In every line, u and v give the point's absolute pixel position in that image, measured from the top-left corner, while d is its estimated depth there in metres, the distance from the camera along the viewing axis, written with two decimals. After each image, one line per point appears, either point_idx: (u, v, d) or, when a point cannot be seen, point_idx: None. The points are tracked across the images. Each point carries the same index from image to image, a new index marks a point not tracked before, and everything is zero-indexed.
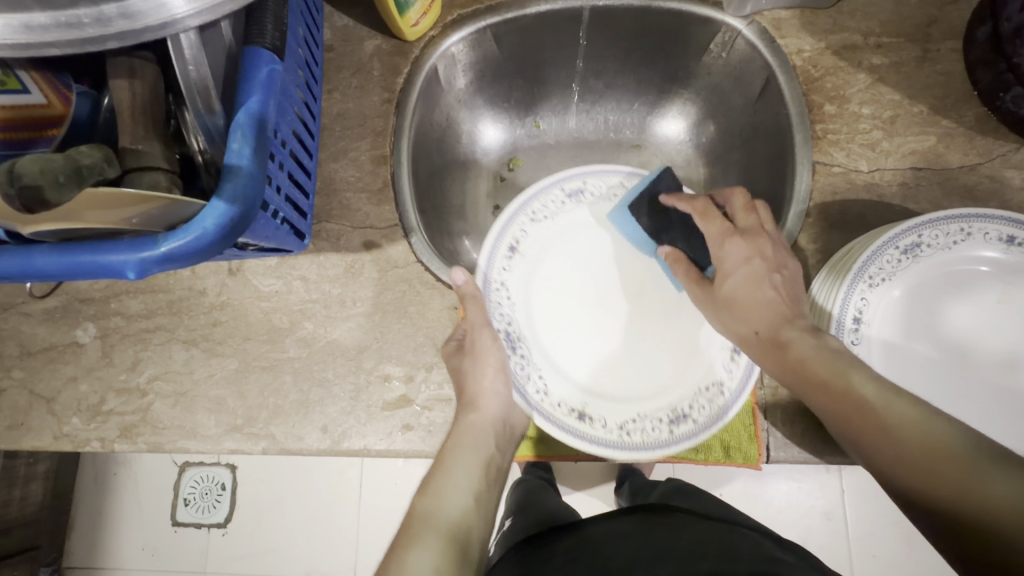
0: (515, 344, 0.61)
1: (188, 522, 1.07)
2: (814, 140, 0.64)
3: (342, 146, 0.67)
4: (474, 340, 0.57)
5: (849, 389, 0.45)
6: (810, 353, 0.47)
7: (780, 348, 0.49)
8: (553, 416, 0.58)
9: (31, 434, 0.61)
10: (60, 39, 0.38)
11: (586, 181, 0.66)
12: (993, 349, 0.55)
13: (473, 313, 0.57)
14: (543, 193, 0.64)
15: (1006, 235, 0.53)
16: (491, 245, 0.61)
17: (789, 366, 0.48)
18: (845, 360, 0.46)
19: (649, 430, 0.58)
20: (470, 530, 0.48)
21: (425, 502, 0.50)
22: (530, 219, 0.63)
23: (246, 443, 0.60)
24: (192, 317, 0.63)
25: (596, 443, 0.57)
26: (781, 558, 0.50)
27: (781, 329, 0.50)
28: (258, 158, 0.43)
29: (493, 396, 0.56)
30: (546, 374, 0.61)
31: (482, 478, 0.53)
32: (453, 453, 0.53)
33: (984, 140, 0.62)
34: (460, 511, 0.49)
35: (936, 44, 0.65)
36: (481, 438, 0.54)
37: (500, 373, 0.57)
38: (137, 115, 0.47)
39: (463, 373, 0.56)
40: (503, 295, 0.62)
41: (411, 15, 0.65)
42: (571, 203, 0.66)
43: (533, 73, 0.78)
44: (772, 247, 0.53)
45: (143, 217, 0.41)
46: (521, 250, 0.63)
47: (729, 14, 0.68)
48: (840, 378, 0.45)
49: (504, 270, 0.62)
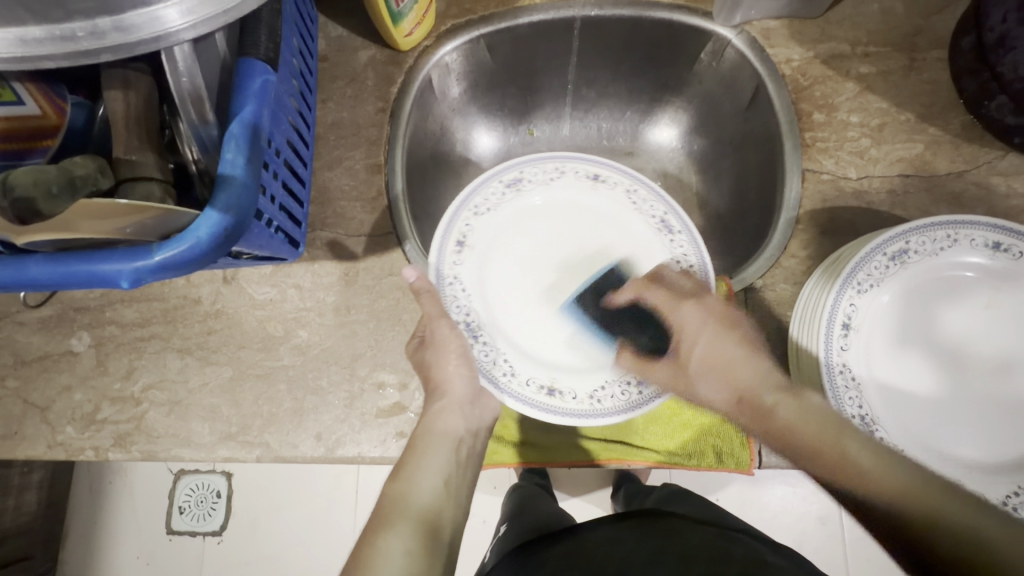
0: (475, 333, 0.61)
1: (183, 530, 1.06)
2: (803, 147, 0.65)
3: (337, 154, 0.67)
4: (431, 332, 0.56)
5: (844, 458, 0.46)
6: (795, 416, 0.50)
7: (764, 415, 0.52)
8: (525, 395, 0.57)
9: (24, 443, 0.61)
10: (55, 52, 0.39)
11: (522, 171, 0.67)
12: (982, 354, 0.56)
13: (428, 307, 0.56)
14: (483, 186, 0.65)
15: (992, 241, 0.54)
16: (439, 242, 0.62)
17: (777, 430, 0.50)
18: (833, 427, 0.48)
19: (620, 394, 0.59)
20: (441, 514, 0.49)
21: (396, 488, 0.50)
22: (474, 213, 0.65)
23: (240, 451, 0.60)
24: (187, 325, 0.63)
25: (570, 415, 0.56)
26: (772, 563, 0.50)
27: (761, 397, 0.53)
28: (252, 168, 0.44)
29: (459, 379, 0.55)
30: (510, 357, 0.61)
31: (453, 463, 0.53)
32: (426, 439, 0.53)
33: (971, 147, 0.63)
34: (433, 496, 0.50)
35: (922, 53, 0.66)
36: (450, 423, 0.54)
37: (462, 358, 0.56)
38: (130, 126, 0.47)
39: (428, 364, 0.55)
40: (459, 288, 0.62)
41: (405, 25, 0.66)
42: (511, 192, 0.67)
43: (526, 82, 0.79)
44: (720, 305, 0.58)
45: (138, 226, 0.41)
46: (470, 243, 0.64)
47: (719, 24, 0.69)
48: (834, 447, 0.46)
49: (457, 264, 0.63)
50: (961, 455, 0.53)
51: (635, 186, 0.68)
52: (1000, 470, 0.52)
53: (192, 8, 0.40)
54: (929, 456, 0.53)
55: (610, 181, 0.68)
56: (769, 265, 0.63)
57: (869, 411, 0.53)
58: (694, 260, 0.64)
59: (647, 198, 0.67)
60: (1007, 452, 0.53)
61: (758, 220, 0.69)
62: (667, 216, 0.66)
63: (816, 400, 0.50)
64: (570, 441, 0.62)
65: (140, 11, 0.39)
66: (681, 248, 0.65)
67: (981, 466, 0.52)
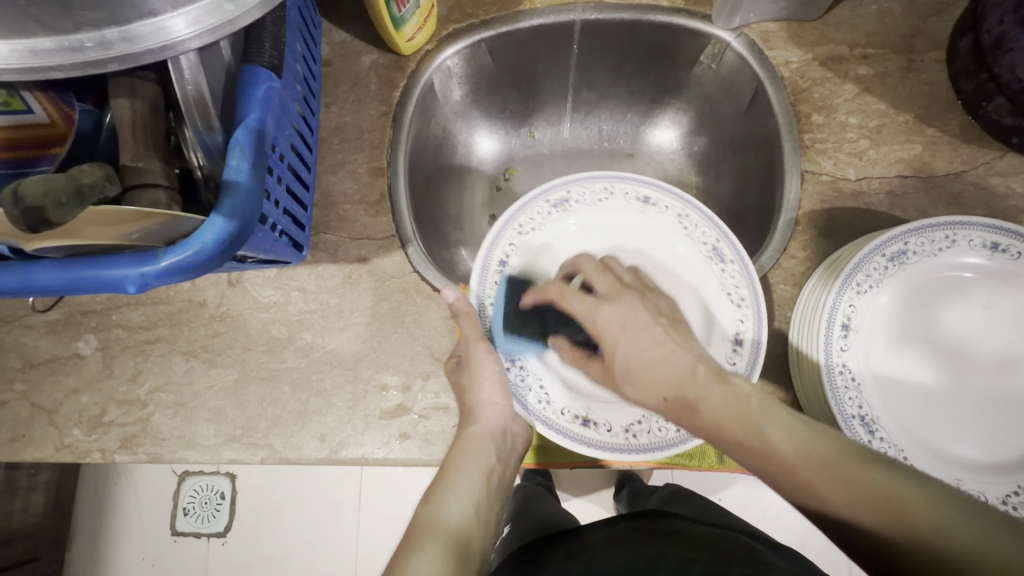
0: (514, 356, 0.62)
1: (187, 532, 1.07)
2: (802, 149, 0.65)
3: (340, 158, 0.68)
4: (469, 353, 0.58)
5: (767, 446, 0.45)
6: (723, 406, 0.49)
7: (691, 409, 0.51)
8: (558, 424, 0.58)
9: (32, 446, 0.62)
10: (63, 63, 0.39)
11: (569, 192, 0.67)
12: (979, 353, 0.57)
13: (466, 328, 0.58)
14: (528, 206, 0.66)
15: (990, 241, 0.55)
16: (478, 262, 0.63)
17: (701, 421, 0.50)
18: (753, 415, 0.48)
19: (657, 430, 0.58)
20: (470, 538, 0.48)
21: (426, 510, 0.50)
22: (517, 232, 0.65)
23: (245, 453, 0.61)
24: (192, 328, 0.64)
25: (600, 448, 0.56)
26: (774, 562, 0.51)
27: (684, 390, 0.52)
28: (256, 174, 0.44)
29: (492, 407, 0.57)
30: (547, 383, 0.61)
31: (483, 488, 0.53)
32: (456, 464, 0.54)
33: (969, 147, 0.63)
34: (461, 519, 0.49)
35: (920, 55, 0.67)
36: (482, 448, 0.55)
37: (498, 386, 0.58)
38: (137, 133, 0.48)
39: (463, 386, 0.57)
40: (500, 308, 0.63)
41: (407, 30, 0.66)
42: (557, 213, 0.67)
43: (527, 85, 0.80)
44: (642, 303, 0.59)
45: (143, 233, 0.42)
46: (511, 263, 0.65)
47: (718, 27, 0.69)
48: (756, 438, 0.46)
49: (497, 284, 0.63)
50: (960, 455, 0.53)
51: (687, 211, 0.66)
52: (999, 470, 0.52)
53: (197, 18, 0.41)
54: (929, 456, 0.53)
55: (661, 205, 0.67)
56: (770, 266, 0.63)
57: (869, 411, 0.54)
58: (745, 292, 0.60)
59: (699, 224, 0.65)
60: (1005, 452, 0.53)
61: (759, 221, 0.70)
62: (719, 244, 0.64)
63: (742, 387, 0.51)
64: None
65: (147, 22, 0.40)
66: (733, 278, 0.62)
67: (980, 466, 0.53)
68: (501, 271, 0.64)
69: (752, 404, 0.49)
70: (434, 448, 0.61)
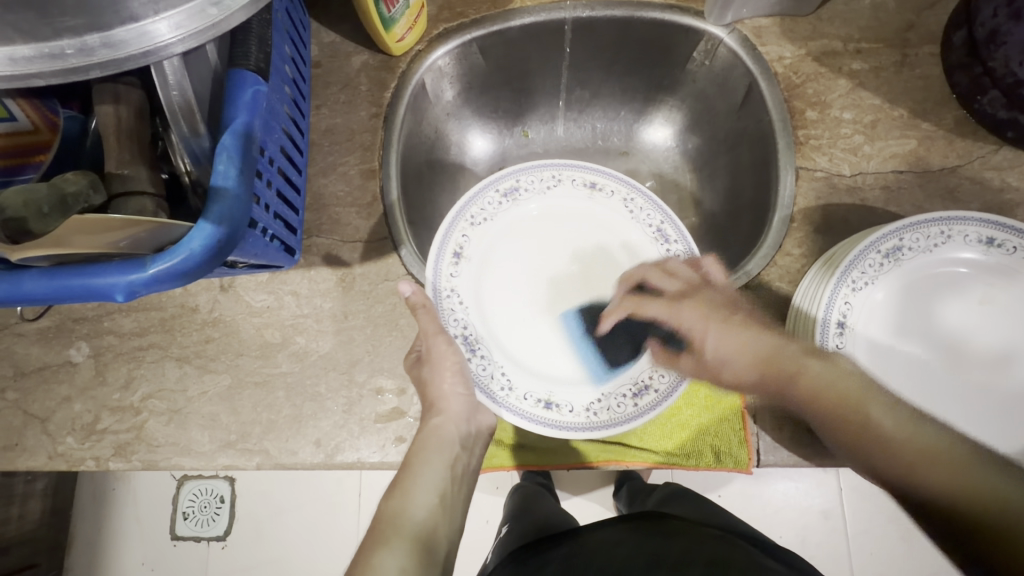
0: (473, 346, 0.61)
1: (187, 536, 1.07)
2: (796, 145, 0.65)
3: (331, 160, 0.67)
4: (429, 348, 0.56)
5: (863, 417, 0.48)
6: (826, 379, 0.50)
7: (792, 381, 0.51)
8: (523, 409, 0.58)
9: (25, 454, 0.61)
10: (44, 70, 0.39)
11: (519, 180, 0.68)
12: (976, 349, 0.56)
13: (424, 322, 0.56)
14: (478, 197, 0.66)
15: (985, 236, 0.54)
16: (436, 253, 0.62)
17: (806, 398, 0.50)
18: (858, 390, 0.49)
19: (616, 407, 0.59)
20: (434, 530, 0.49)
21: (391, 504, 0.50)
22: (470, 224, 0.65)
23: (241, 459, 0.61)
24: (185, 334, 0.63)
25: (569, 429, 0.58)
26: (769, 565, 0.50)
27: (785, 364, 0.52)
28: (244, 179, 0.44)
29: (455, 398, 0.55)
30: (508, 370, 0.61)
31: (448, 478, 0.53)
32: (420, 456, 0.53)
33: (964, 142, 0.63)
34: (426, 511, 0.50)
35: (914, 49, 0.66)
36: (446, 440, 0.54)
37: (459, 376, 0.56)
38: (121, 140, 0.48)
39: (425, 380, 0.55)
40: (456, 301, 0.62)
41: (397, 30, 0.66)
42: (507, 202, 0.67)
43: (519, 84, 0.79)
44: (717, 293, 0.58)
45: (131, 240, 0.42)
46: (466, 254, 0.64)
47: (711, 23, 0.69)
48: (858, 411, 0.48)
49: (453, 276, 0.63)
50: None
51: (632, 195, 0.68)
52: None
53: (180, 22, 0.41)
54: None
55: (607, 189, 0.69)
56: (765, 263, 0.62)
57: None
58: None
59: (643, 207, 0.67)
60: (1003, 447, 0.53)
61: (753, 219, 0.69)
62: (663, 225, 0.66)
63: (847, 363, 0.50)
64: (569, 443, 0.62)
65: (129, 27, 0.39)
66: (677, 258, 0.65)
67: None
68: (458, 261, 0.64)
69: (856, 378, 0.49)
70: None
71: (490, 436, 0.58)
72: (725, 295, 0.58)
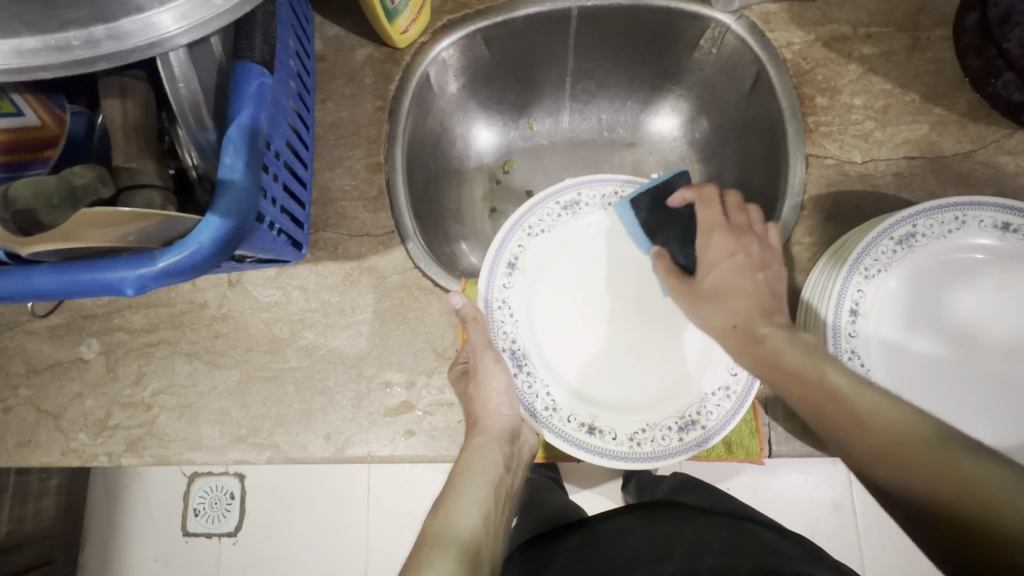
0: (520, 362, 0.61)
1: (199, 532, 1.07)
2: (806, 132, 0.64)
3: (337, 155, 0.67)
4: (476, 363, 0.58)
5: (823, 380, 0.47)
6: (787, 347, 0.50)
7: (755, 343, 0.51)
8: (564, 432, 0.58)
9: (39, 450, 0.62)
10: (50, 63, 0.39)
11: (580, 193, 0.65)
12: (989, 336, 0.56)
13: (474, 335, 0.57)
14: (537, 208, 0.64)
15: (1001, 222, 0.53)
16: (489, 266, 0.62)
17: (765, 358, 0.50)
18: (818, 356, 0.49)
19: (659, 439, 0.58)
20: (480, 548, 0.51)
21: (436, 524, 0.53)
22: (527, 234, 0.64)
23: (251, 453, 0.61)
24: (194, 330, 0.64)
25: (606, 457, 0.57)
26: (785, 551, 0.49)
27: (757, 324, 0.52)
28: (251, 171, 0.44)
29: (499, 417, 0.58)
30: (553, 389, 0.61)
31: (490, 499, 0.55)
32: (464, 478, 0.55)
33: (977, 126, 0.62)
34: (471, 530, 0.52)
35: (925, 33, 0.65)
36: (488, 460, 0.56)
37: (505, 395, 0.59)
38: (128, 133, 0.48)
39: (470, 397, 0.57)
40: (507, 313, 0.62)
41: (401, 22, 0.65)
42: (567, 215, 0.65)
43: (525, 75, 0.78)
44: (757, 247, 0.56)
45: (139, 234, 0.42)
46: (520, 266, 0.63)
47: (718, 10, 0.68)
48: (815, 371, 0.48)
49: (506, 288, 0.62)
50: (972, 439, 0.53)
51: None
52: (1011, 453, 0.52)
53: (185, 13, 0.40)
54: None
55: None
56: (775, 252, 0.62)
57: None
58: None
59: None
60: (1017, 434, 0.53)
61: (761, 209, 0.69)
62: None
63: (810, 340, 0.51)
64: None
65: (134, 18, 0.39)
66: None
67: None
68: (511, 274, 0.62)
69: (816, 354, 0.49)
70: (439, 444, 0.60)
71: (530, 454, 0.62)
72: (764, 253, 0.57)
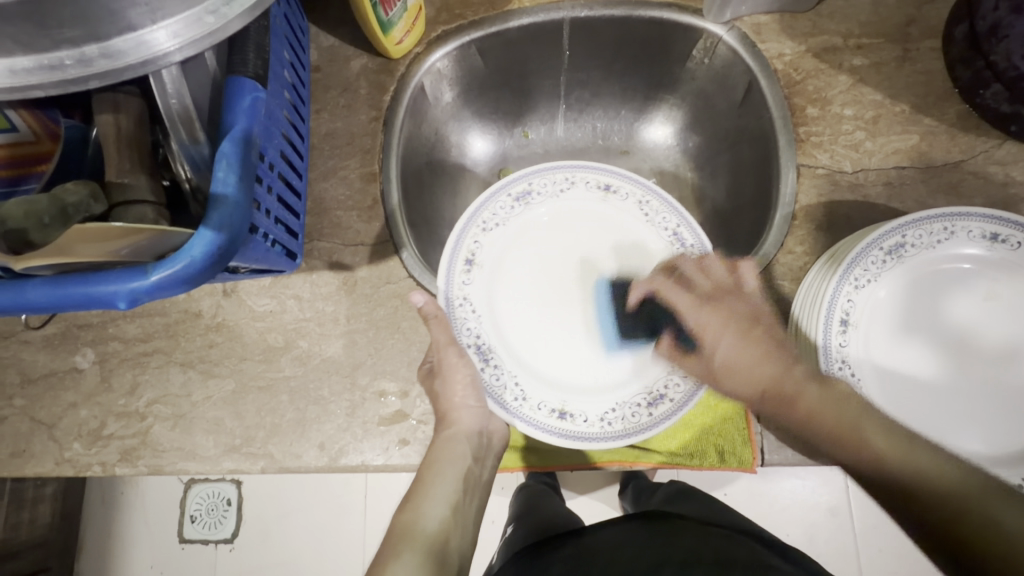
0: (486, 356, 0.61)
1: (195, 539, 1.07)
2: (797, 142, 0.65)
3: (331, 165, 0.68)
4: (440, 359, 0.57)
5: (861, 444, 0.48)
6: (822, 403, 0.50)
7: (789, 404, 0.52)
8: (535, 419, 0.58)
9: (33, 460, 0.62)
10: (44, 81, 0.39)
11: (531, 184, 0.66)
12: (980, 345, 0.56)
13: (436, 333, 0.57)
14: (490, 201, 0.64)
15: (990, 232, 0.54)
16: (448, 258, 0.62)
17: (802, 418, 0.51)
18: (853, 414, 0.49)
19: (630, 417, 0.58)
20: (447, 541, 0.51)
21: (403, 517, 0.53)
22: (482, 229, 0.64)
23: (245, 463, 0.61)
24: (189, 339, 0.64)
25: (580, 440, 0.57)
26: (776, 564, 0.50)
27: (785, 383, 0.52)
28: (244, 185, 0.44)
29: (466, 410, 0.57)
30: (521, 379, 0.60)
31: (460, 490, 0.55)
32: (433, 469, 0.55)
33: (967, 137, 0.63)
34: (438, 523, 0.52)
35: (915, 44, 0.66)
36: (458, 452, 0.56)
37: (471, 388, 0.58)
38: (121, 148, 0.48)
39: (437, 393, 0.57)
40: (470, 308, 0.62)
41: (395, 33, 0.66)
42: (520, 206, 0.66)
43: (519, 84, 0.79)
44: (740, 305, 0.58)
45: (133, 248, 0.42)
46: (478, 261, 0.64)
47: (710, 21, 0.68)
48: (854, 433, 0.48)
49: (465, 284, 0.62)
50: (964, 448, 0.53)
51: (647, 198, 0.66)
52: (1003, 463, 0.52)
53: (178, 31, 0.41)
54: None
55: (622, 192, 0.67)
56: (766, 261, 0.62)
57: None
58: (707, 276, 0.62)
59: (659, 210, 0.65)
60: (1010, 444, 0.53)
61: (754, 217, 0.69)
62: (680, 229, 0.64)
63: (844, 388, 0.51)
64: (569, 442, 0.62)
65: (127, 37, 0.39)
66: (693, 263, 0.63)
67: (983, 460, 0.52)
68: (469, 269, 0.63)
69: (852, 405, 0.50)
70: None
71: (502, 447, 0.61)
72: (750, 307, 0.58)
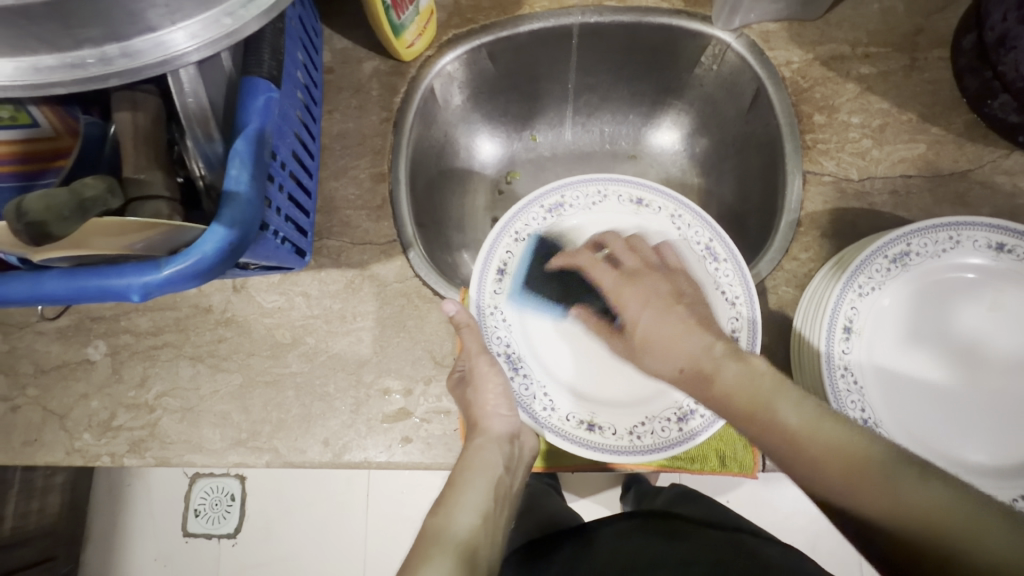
0: (515, 365, 0.62)
1: (199, 533, 1.08)
2: (804, 149, 0.65)
3: (343, 164, 0.69)
4: (472, 368, 0.58)
5: (772, 420, 0.46)
6: (738, 381, 0.49)
7: (707, 380, 0.51)
8: (564, 430, 0.58)
9: (43, 449, 0.63)
10: (65, 79, 0.40)
11: (563, 196, 0.66)
12: (983, 355, 0.56)
13: (468, 341, 0.58)
14: (521, 213, 0.65)
15: (995, 242, 0.54)
16: (480, 269, 0.63)
17: (717, 395, 0.49)
18: (765, 392, 0.47)
19: (659, 431, 0.59)
20: (479, 547, 0.48)
21: (436, 521, 0.50)
22: (513, 240, 0.65)
23: (250, 456, 0.62)
24: (198, 334, 0.65)
25: (605, 452, 0.57)
26: (776, 560, 0.51)
27: (703, 362, 0.52)
28: (256, 183, 0.45)
29: (496, 418, 0.57)
30: (550, 389, 0.61)
31: (490, 500, 0.53)
32: (464, 476, 0.54)
33: (974, 146, 0.63)
34: (469, 530, 0.49)
35: (923, 53, 0.66)
36: (488, 460, 0.54)
37: (502, 395, 0.59)
38: (138, 145, 0.49)
39: (468, 400, 0.57)
40: (500, 317, 0.63)
41: (407, 36, 0.67)
42: (551, 218, 0.66)
43: (528, 88, 0.80)
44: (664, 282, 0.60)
45: (146, 243, 0.43)
46: (509, 271, 0.64)
47: (718, 28, 0.69)
48: (763, 410, 0.46)
49: (497, 293, 0.63)
50: (967, 458, 0.53)
51: (679, 212, 0.66)
52: (1006, 473, 0.52)
53: (197, 32, 0.42)
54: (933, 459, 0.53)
55: (654, 206, 0.67)
56: (772, 267, 0.63)
57: (870, 415, 0.53)
58: (740, 290, 0.61)
59: (692, 223, 0.65)
60: (1010, 454, 0.53)
61: (760, 224, 0.69)
62: (712, 244, 0.64)
63: (761, 365, 0.50)
64: None
65: (146, 37, 0.41)
66: (727, 277, 0.62)
67: (985, 469, 0.52)
68: (501, 279, 0.64)
69: (767, 380, 0.48)
70: (435, 451, 0.61)
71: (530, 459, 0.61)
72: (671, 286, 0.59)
